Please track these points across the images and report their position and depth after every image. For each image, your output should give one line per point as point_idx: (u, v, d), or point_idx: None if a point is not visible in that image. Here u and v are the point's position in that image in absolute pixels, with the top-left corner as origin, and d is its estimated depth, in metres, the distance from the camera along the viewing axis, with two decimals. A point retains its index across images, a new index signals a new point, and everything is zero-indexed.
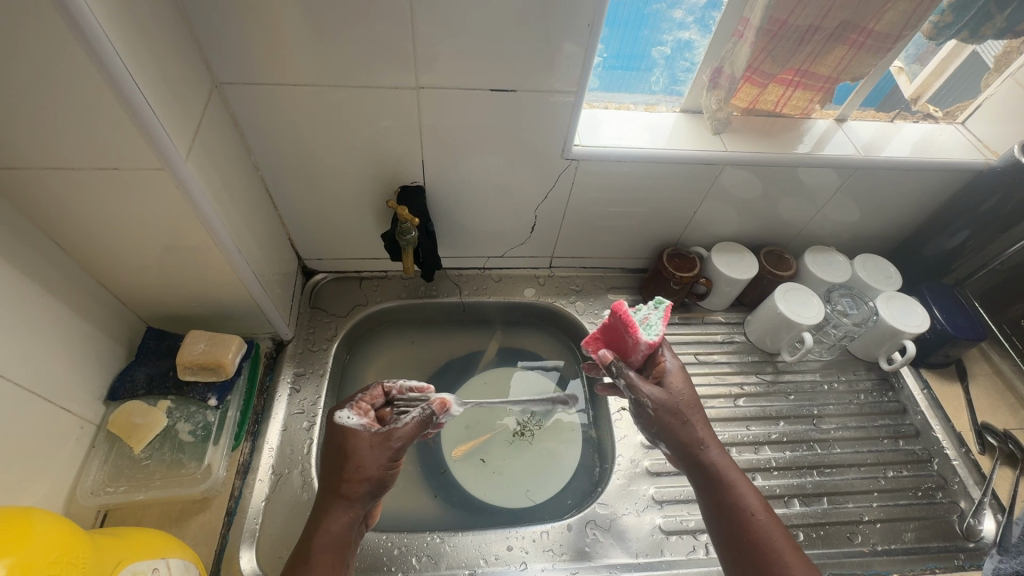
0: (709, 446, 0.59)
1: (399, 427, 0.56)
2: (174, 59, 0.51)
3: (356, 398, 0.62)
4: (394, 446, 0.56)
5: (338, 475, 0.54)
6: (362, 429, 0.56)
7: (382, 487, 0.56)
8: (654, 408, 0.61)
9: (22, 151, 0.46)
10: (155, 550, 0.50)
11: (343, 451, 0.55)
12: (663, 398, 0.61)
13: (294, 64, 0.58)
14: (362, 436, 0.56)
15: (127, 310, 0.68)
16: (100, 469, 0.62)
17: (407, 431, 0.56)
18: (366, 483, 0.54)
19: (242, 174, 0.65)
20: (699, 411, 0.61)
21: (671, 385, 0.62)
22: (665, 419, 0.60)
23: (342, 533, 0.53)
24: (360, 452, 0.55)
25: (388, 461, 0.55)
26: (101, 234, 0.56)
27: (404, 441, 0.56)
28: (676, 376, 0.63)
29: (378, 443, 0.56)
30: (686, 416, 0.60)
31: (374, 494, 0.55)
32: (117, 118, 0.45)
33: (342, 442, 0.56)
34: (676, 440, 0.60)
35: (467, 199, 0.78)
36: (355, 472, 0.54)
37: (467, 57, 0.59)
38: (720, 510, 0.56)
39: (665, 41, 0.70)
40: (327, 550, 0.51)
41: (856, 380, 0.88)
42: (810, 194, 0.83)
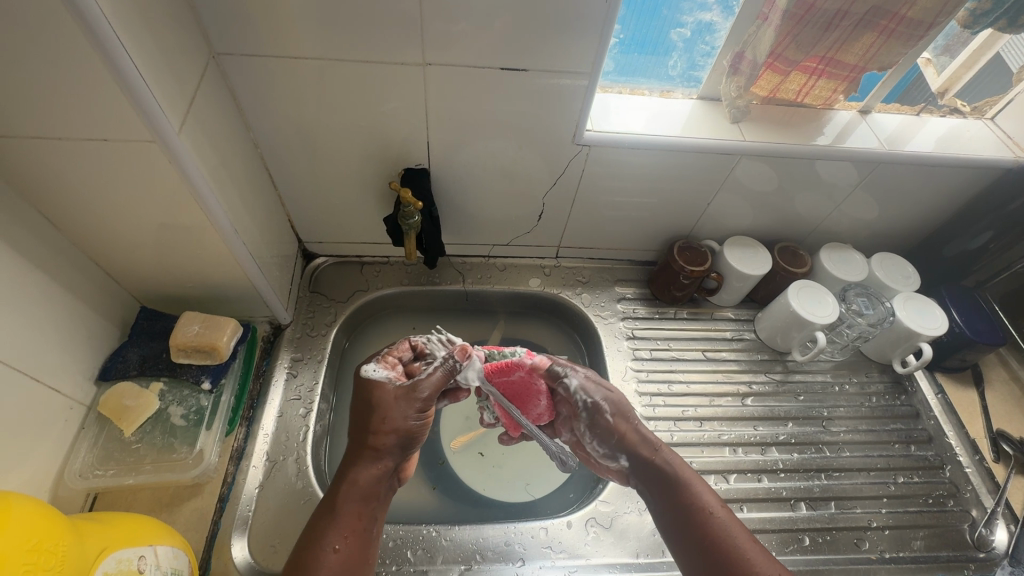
0: (664, 443, 0.61)
1: (423, 379, 0.59)
2: (168, 26, 0.48)
3: (382, 353, 0.63)
4: (421, 399, 0.58)
5: (366, 427, 0.57)
6: (387, 382, 0.59)
7: (411, 439, 0.58)
8: (613, 412, 0.63)
9: (6, 117, 0.44)
10: (142, 538, 0.49)
11: (370, 403, 0.58)
12: (616, 399, 0.64)
13: (295, 35, 0.55)
14: (387, 388, 0.58)
15: (120, 289, 0.66)
16: (89, 452, 0.61)
17: (433, 381, 0.59)
18: (393, 434, 0.56)
19: (239, 150, 0.63)
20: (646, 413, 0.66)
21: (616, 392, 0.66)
22: (624, 420, 0.63)
23: (371, 484, 0.54)
24: (388, 404, 0.57)
25: (415, 413, 0.58)
26: (90, 208, 0.54)
27: (429, 392, 0.59)
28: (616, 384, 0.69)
29: (403, 395, 0.58)
30: (637, 420, 0.63)
31: (402, 447, 0.57)
32: (106, 86, 0.43)
33: (368, 396, 0.58)
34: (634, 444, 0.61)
35: (474, 185, 0.76)
36: (382, 423, 0.56)
37: (478, 34, 0.56)
38: (679, 511, 0.55)
39: (685, 22, 0.67)
40: (355, 501, 0.53)
41: (868, 382, 0.86)
42: (829, 189, 0.79)
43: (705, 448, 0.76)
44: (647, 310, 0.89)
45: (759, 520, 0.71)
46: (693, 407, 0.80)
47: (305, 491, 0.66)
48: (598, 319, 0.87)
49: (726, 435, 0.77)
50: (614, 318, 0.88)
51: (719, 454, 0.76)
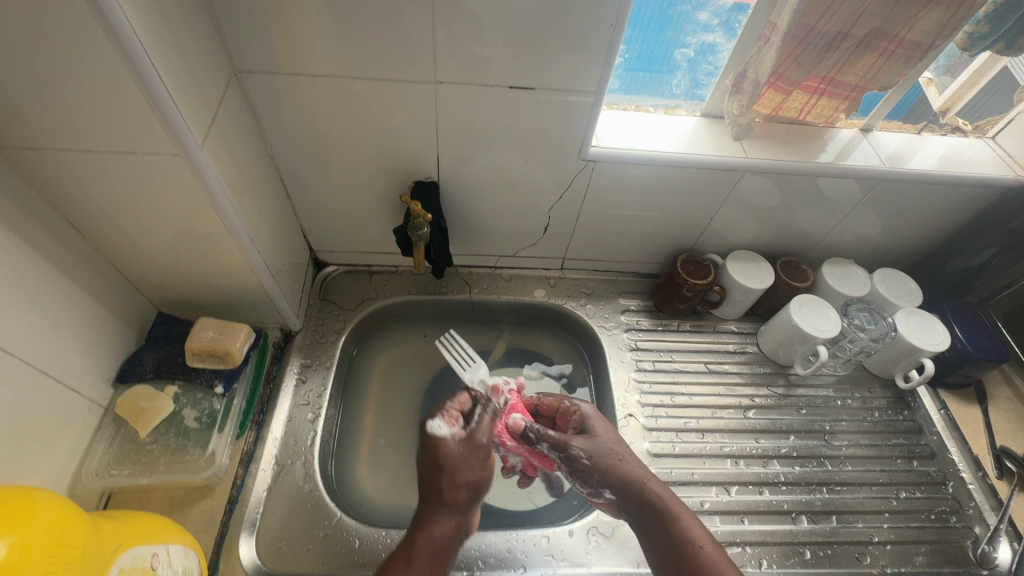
0: (648, 481, 0.62)
1: (479, 428, 0.64)
2: (196, 47, 0.51)
3: (445, 407, 0.65)
4: (484, 452, 0.63)
5: (437, 487, 0.59)
6: (452, 436, 0.62)
7: (477, 496, 0.61)
8: (588, 459, 0.63)
9: (40, 130, 0.46)
10: (156, 536, 0.50)
11: (440, 461, 0.61)
12: (592, 445, 0.64)
13: (313, 54, 0.58)
14: (449, 447, 0.62)
15: (138, 294, 0.68)
16: (105, 451, 0.63)
17: (486, 428, 0.65)
18: (466, 489, 0.60)
19: (257, 163, 0.65)
20: (627, 449, 0.65)
21: (598, 431, 0.66)
22: (603, 465, 0.63)
23: (445, 540, 0.56)
24: (458, 462, 0.61)
25: (484, 468, 0.62)
26: (115, 216, 0.56)
27: (488, 448, 0.64)
28: (596, 422, 0.67)
29: (465, 451, 0.62)
30: (619, 455, 0.64)
31: (473, 501, 0.60)
32: (137, 103, 0.45)
33: (433, 454, 0.61)
34: (619, 478, 0.62)
35: (482, 198, 0.78)
36: (455, 480, 0.60)
37: (488, 54, 0.59)
38: (668, 543, 0.57)
39: (689, 43, 0.69)
40: (428, 555, 0.53)
41: (871, 397, 0.86)
42: (831, 205, 0.81)
43: (707, 460, 0.77)
44: (651, 322, 0.90)
45: (759, 533, 0.71)
46: (696, 419, 0.80)
47: (312, 495, 0.67)
48: (602, 331, 0.89)
49: (728, 447, 0.78)
50: (618, 330, 0.89)
51: (721, 466, 0.76)
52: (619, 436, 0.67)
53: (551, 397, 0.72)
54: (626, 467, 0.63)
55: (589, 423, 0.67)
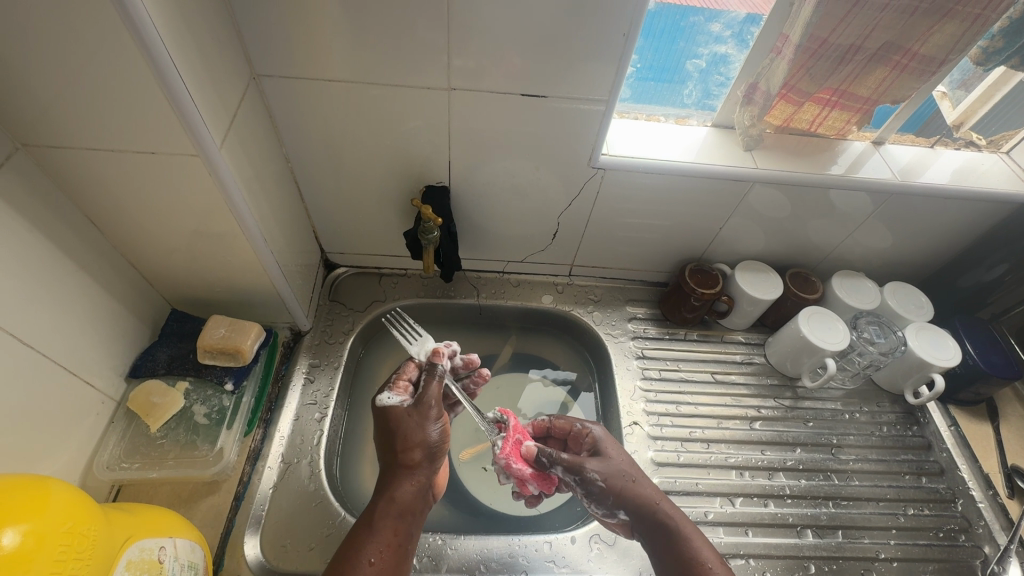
0: (660, 502, 0.62)
1: (426, 391, 0.64)
2: (217, 51, 0.52)
3: (392, 379, 0.66)
4: (431, 408, 0.63)
5: (394, 449, 0.61)
6: (402, 402, 0.63)
7: (433, 454, 0.62)
8: (603, 481, 0.62)
9: (66, 129, 0.48)
10: (163, 529, 0.51)
11: (391, 428, 0.62)
12: (606, 467, 0.63)
13: (330, 60, 0.59)
14: (400, 412, 0.62)
15: (153, 291, 0.69)
16: (117, 444, 0.64)
17: (432, 389, 0.64)
18: (420, 448, 0.61)
19: (273, 164, 0.67)
20: (640, 470, 0.65)
21: (613, 452, 0.65)
22: (618, 487, 0.62)
23: (406, 502, 0.59)
24: (408, 426, 0.62)
25: (433, 426, 0.63)
26: (134, 214, 0.58)
27: (434, 403, 0.63)
28: (608, 443, 0.67)
29: (416, 413, 0.63)
30: (632, 476, 0.63)
31: (431, 460, 0.62)
32: (159, 106, 0.47)
33: (386, 422, 0.62)
34: (632, 501, 0.62)
35: (492, 203, 0.79)
36: (406, 441, 0.61)
37: (502, 62, 0.60)
38: (677, 564, 0.57)
39: (700, 54, 0.70)
40: (392, 516, 0.57)
41: (879, 412, 0.85)
42: (842, 217, 0.81)
43: (712, 470, 0.76)
44: (658, 331, 0.90)
45: (763, 546, 0.70)
46: (701, 429, 0.80)
47: (316, 493, 0.68)
48: (609, 338, 0.89)
49: (733, 458, 0.78)
50: (624, 337, 0.89)
51: (725, 477, 0.76)
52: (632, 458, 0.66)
53: (563, 419, 0.71)
54: (639, 488, 0.62)
55: (601, 445, 0.66)
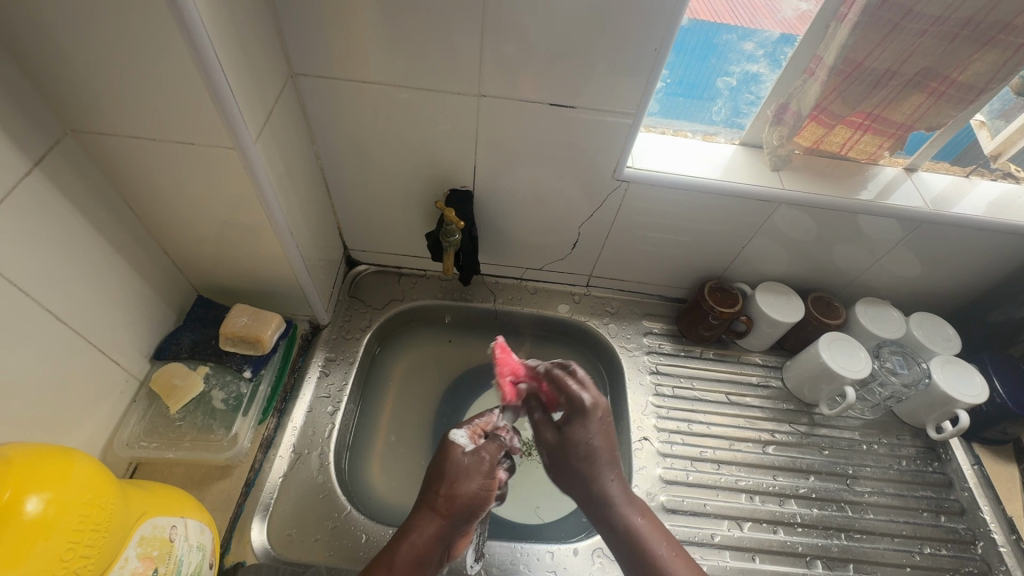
0: (614, 503, 0.58)
1: (488, 447, 0.56)
2: (259, 50, 0.54)
3: (473, 421, 0.61)
4: (487, 461, 0.55)
5: (434, 490, 0.54)
6: (461, 446, 0.56)
7: (472, 511, 0.54)
8: (551, 455, 0.62)
9: (113, 117, 0.50)
10: (176, 509, 0.52)
11: (440, 464, 0.55)
12: (556, 447, 0.61)
13: (366, 62, 0.61)
14: (457, 454, 0.55)
15: (181, 277, 0.71)
16: (137, 423, 0.65)
17: (493, 450, 0.56)
18: (461, 502, 0.53)
19: (303, 161, 0.69)
20: (598, 464, 0.59)
21: (573, 433, 0.60)
22: (559, 469, 0.61)
23: (425, 554, 0.52)
24: (458, 472, 0.54)
25: (483, 479, 0.54)
26: (170, 201, 0.60)
27: (490, 460, 0.55)
28: (577, 427, 0.60)
29: (469, 461, 0.55)
30: (585, 469, 0.59)
31: (467, 518, 0.53)
32: (201, 100, 0.48)
33: (440, 456, 0.56)
34: (588, 494, 0.59)
35: (514, 210, 0.79)
36: (452, 489, 0.53)
37: (533, 72, 0.61)
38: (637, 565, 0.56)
39: (732, 71, 0.70)
40: (409, 567, 0.50)
41: (899, 445, 0.82)
42: (868, 243, 0.79)
43: (721, 492, 0.75)
44: (673, 347, 0.90)
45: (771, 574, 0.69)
46: (712, 449, 0.79)
47: (324, 486, 0.69)
48: (623, 351, 0.88)
49: (744, 482, 0.76)
50: (638, 351, 0.88)
51: (735, 501, 0.74)
52: (597, 446, 0.60)
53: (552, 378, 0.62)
54: (588, 484, 0.59)
55: (569, 425, 0.60)
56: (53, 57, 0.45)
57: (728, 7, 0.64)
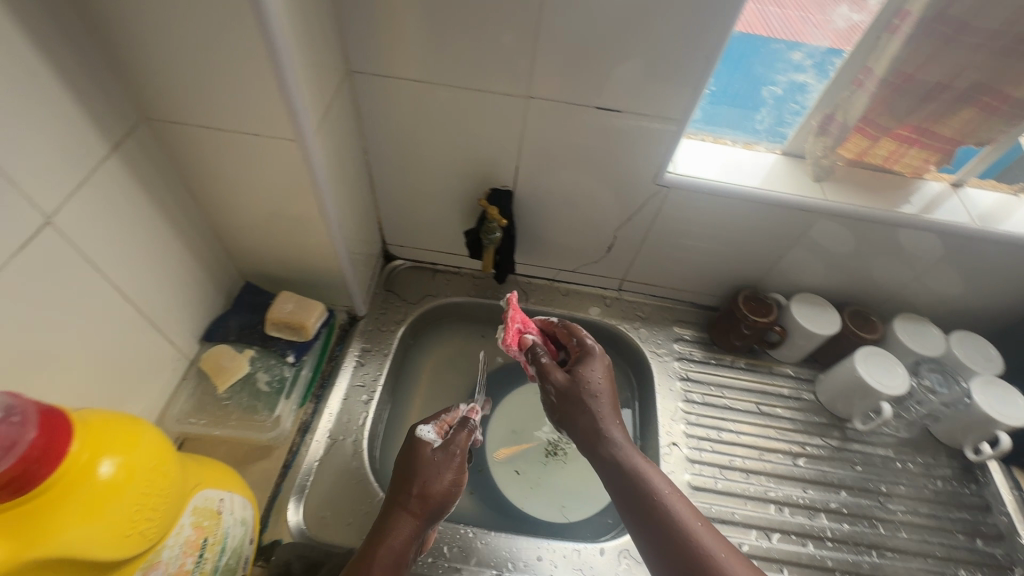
0: (612, 435, 0.62)
1: (456, 438, 0.62)
2: (323, 47, 0.56)
3: (439, 418, 0.66)
4: (456, 457, 0.61)
5: (408, 490, 0.58)
6: (431, 442, 0.61)
7: (444, 507, 0.59)
8: (557, 395, 0.66)
9: (187, 107, 0.53)
10: (225, 483, 0.54)
11: (412, 465, 0.59)
12: (564, 386, 0.66)
13: (421, 61, 0.63)
14: (428, 451, 0.60)
15: (231, 263, 0.74)
16: (187, 400, 0.68)
17: (463, 440, 0.62)
18: (432, 500, 0.58)
19: (353, 155, 0.71)
20: (600, 403, 0.64)
21: (585, 372, 0.66)
22: (565, 407, 0.65)
23: (401, 551, 0.55)
24: (429, 471, 0.59)
25: (452, 474, 0.60)
26: (229, 189, 0.62)
27: (460, 455, 0.61)
28: (588, 367, 0.66)
29: (439, 457, 0.60)
30: (587, 406, 0.64)
31: (440, 513, 0.58)
32: (271, 94, 0.51)
33: (410, 457, 0.60)
34: (590, 436, 0.63)
35: (553, 211, 0.80)
36: (425, 488, 0.58)
37: (583, 75, 0.62)
38: (636, 500, 0.56)
39: (778, 81, 0.72)
40: (387, 566, 0.53)
41: (934, 464, 0.81)
42: (910, 258, 0.78)
43: (749, 501, 0.75)
44: (703, 354, 0.90)
45: None
46: (741, 458, 0.78)
47: (358, 472, 0.70)
48: (653, 356, 0.88)
49: (773, 492, 0.76)
50: (668, 357, 0.88)
51: (764, 511, 0.74)
52: (603, 386, 0.65)
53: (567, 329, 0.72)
54: (588, 418, 0.63)
55: (582, 366, 0.66)
56: (137, 48, 0.48)
57: (762, 20, 0.66)
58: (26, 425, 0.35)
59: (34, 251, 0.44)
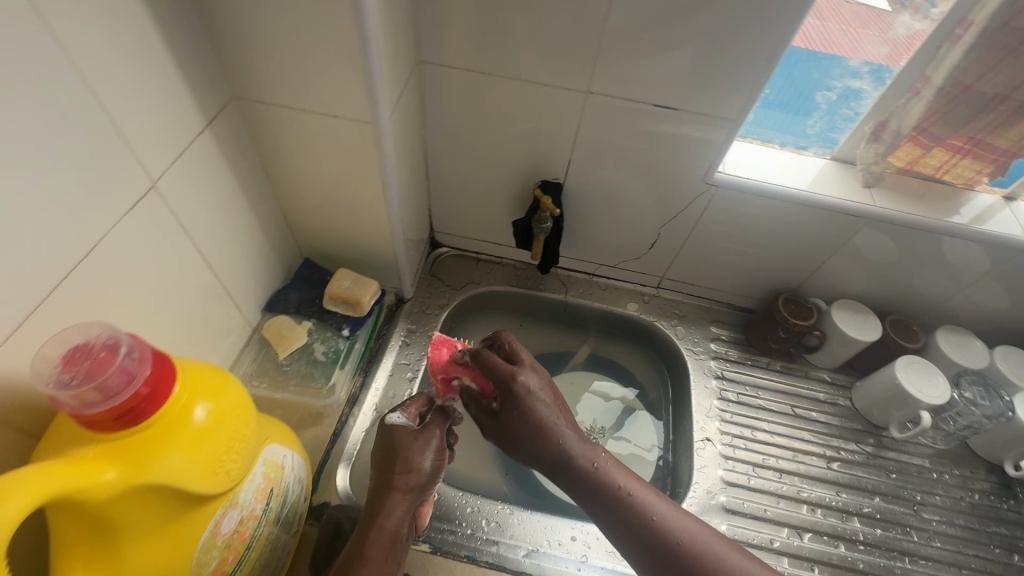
0: (571, 452, 0.53)
1: (432, 424, 0.59)
2: (401, 37, 0.60)
3: (408, 403, 0.61)
4: (435, 437, 0.59)
5: (390, 472, 0.55)
6: (407, 424, 0.59)
7: (431, 480, 0.58)
8: (496, 437, 0.55)
9: (275, 88, 0.57)
10: (287, 442, 0.58)
11: (392, 447, 0.57)
12: (498, 431, 0.54)
13: (488, 54, 0.66)
14: (407, 433, 0.57)
15: (292, 240, 0.78)
16: (248, 365, 0.72)
17: (439, 426, 0.60)
18: (417, 477, 0.56)
19: (414, 142, 0.74)
20: (545, 438, 0.52)
21: (509, 418, 0.53)
22: (507, 447, 0.54)
23: (395, 528, 0.53)
24: (410, 450, 0.57)
25: (433, 453, 0.58)
26: (301, 168, 0.66)
27: (439, 434, 0.59)
28: (518, 411, 0.53)
29: (420, 436, 0.58)
30: (532, 442, 0.53)
31: (426, 487, 0.57)
32: (355, 78, 0.54)
33: (386, 442, 0.57)
34: (544, 459, 0.54)
35: (600, 206, 0.82)
36: (408, 464, 0.56)
37: (644, 73, 0.64)
38: (602, 500, 0.52)
39: (833, 86, 0.73)
40: (382, 544, 0.52)
41: (972, 478, 0.80)
42: (957, 269, 0.78)
43: (782, 500, 0.75)
44: (739, 355, 0.90)
45: None
46: (774, 458, 0.79)
47: None
48: (689, 354, 0.90)
49: (806, 493, 0.76)
50: (704, 356, 0.90)
51: (796, 510, 0.75)
52: (543, 423, 0.53)
53: (490, 363, 0.55)
54: (537, 449, 0.53)
55: (512, 411, 0.53)
56: (239, 31, 0.52)
57: (804, 34, 0.68)
58: (143, 362, 0.39)
59: (140, 213, 0.48)
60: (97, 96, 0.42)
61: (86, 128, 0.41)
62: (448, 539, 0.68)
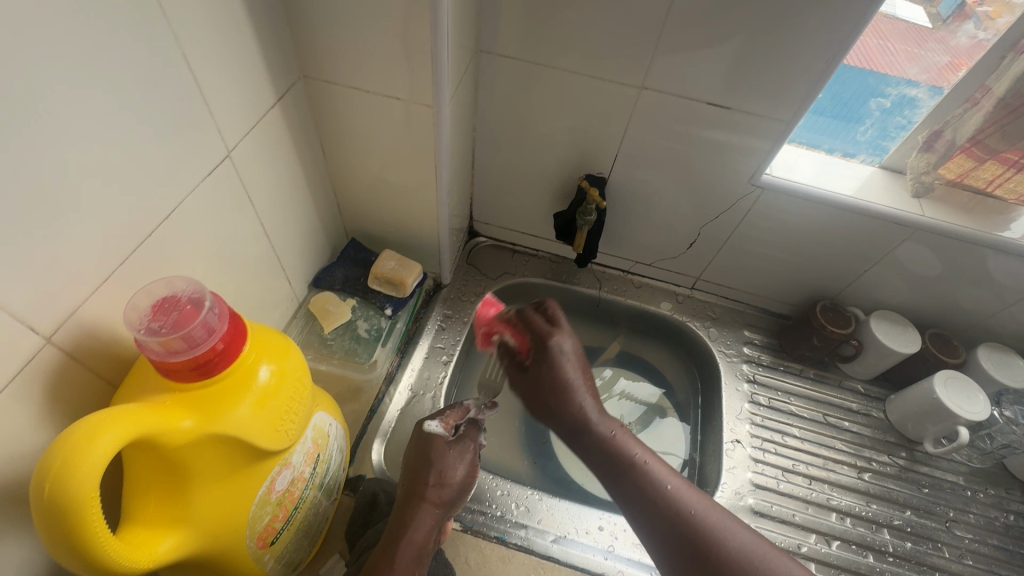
0: (589, 417, 0.55)
1: (467, 438, 0.61)
2: (466, 24, 0.61)
3: (444, 412, 0.62)
4: (468, 450, 0.61)
5: (423, 482, 0.57)
6: (443, 434, 0.60)
7: (461, 494, 0.59)
8: (525, 394, 0.58)
9: (342, 68, 0.58)
10: (333, 412, 0.60)
11: (426, 457, 0.58)
12: (527, 387, 0.57)
13: (547, 45, 0.67)
14: (443, 446, 0.59)
15: (339, 219, 0.81)
16: (292, 337, 0.75)
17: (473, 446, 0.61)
18: (451, 489, 0.58)
19: (465, 130, 0.76)
20: (569, 397, 0.55)
21: (540, 374, 0.56)
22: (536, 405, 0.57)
23: (424, 539, 0.54)
24: (444, 462, 0.58)
25: (465, 466, 0.60)
26: (357, 148, 0.68)
27: (472, 450, 0.61)
28: (545, 365, 0.56)
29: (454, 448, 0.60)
30: (557, 400, 0.55)
31: (456, 501, 0.59)
32: (421, 62, 0.55)
33: (420, 452, 0.59)
34: (563, 424, 0.56)
35: (641, 203, 0.83)
36: (441, 478, 0.57)
37: (701, 71, 0.64)
38: (615, 470, 0.53)
39: (887, 94, 0.72)
40: (412, 555, 0.52)
41: (1008, 499, 0.79)
42: (1006, 285, 0.77)
43: (810, 506, 0.75)
44: (772, 360, 0.90)
45: None
46: (805, 464, 0.79)
47: None
48: (722, 356, 0.90)
49: (835, 501, 0.76)
50: (737, 359, 0.90)
51: (825, 517, 0.74)
52: (568, 380, 0.55)
53: (529, 318, 0.59)
54: (560, 410, 0.55)
55: (540, 366, 0.56)
56: (315, 11, 0.53)
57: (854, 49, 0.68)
58: (222, 318, 0.41)
59: (214, 181, 0.50)
60: (189, 66, 0.44)
61: (177, 96, 0.43)
62: (478, 519, 0.69)
